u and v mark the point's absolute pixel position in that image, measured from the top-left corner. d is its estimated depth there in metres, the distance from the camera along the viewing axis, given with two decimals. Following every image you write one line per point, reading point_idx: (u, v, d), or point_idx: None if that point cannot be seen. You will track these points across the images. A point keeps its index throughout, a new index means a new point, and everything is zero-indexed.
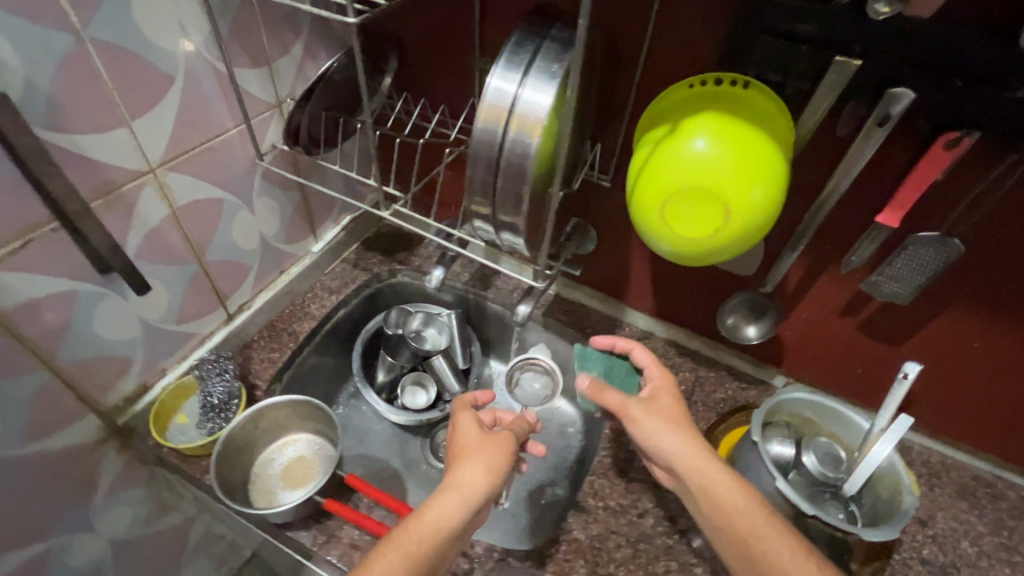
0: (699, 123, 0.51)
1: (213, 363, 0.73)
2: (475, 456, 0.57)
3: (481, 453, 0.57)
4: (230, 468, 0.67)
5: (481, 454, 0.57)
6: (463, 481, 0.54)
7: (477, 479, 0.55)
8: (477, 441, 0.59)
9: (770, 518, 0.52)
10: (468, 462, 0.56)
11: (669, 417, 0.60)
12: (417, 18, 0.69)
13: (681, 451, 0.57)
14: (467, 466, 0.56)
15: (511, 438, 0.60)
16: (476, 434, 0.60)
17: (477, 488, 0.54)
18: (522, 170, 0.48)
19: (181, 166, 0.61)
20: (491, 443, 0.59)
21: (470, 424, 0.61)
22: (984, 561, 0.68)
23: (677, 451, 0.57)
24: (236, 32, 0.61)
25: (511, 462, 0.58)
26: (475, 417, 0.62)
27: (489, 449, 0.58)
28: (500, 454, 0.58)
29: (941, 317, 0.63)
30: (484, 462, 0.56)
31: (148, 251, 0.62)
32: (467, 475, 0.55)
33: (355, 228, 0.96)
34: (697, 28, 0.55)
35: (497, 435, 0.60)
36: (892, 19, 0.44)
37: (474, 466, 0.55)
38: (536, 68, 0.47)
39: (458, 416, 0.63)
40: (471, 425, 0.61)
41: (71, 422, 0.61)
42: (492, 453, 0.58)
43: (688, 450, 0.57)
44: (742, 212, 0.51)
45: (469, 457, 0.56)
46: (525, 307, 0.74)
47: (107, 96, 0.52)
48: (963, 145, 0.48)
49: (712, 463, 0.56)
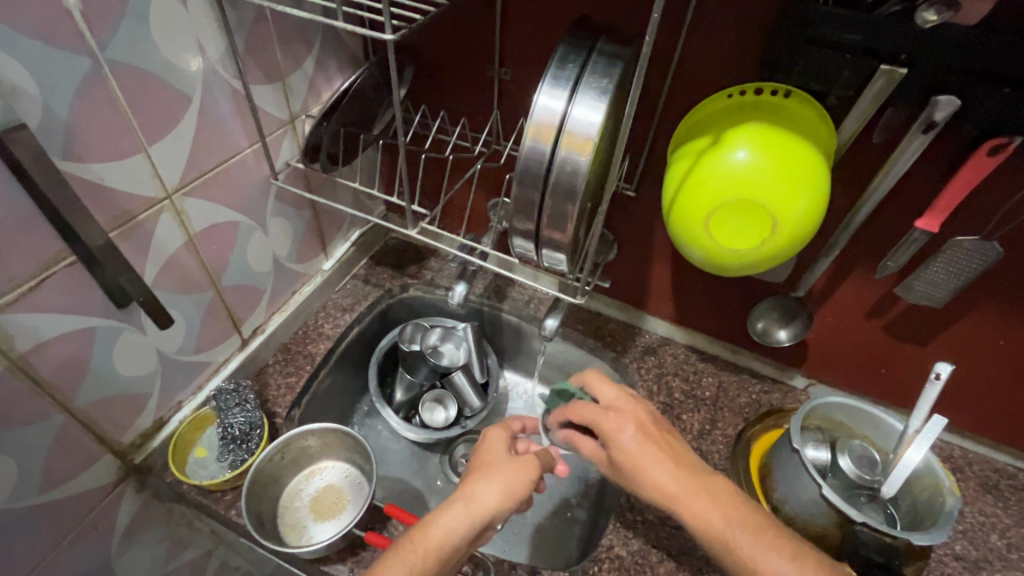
0: (740, 133, 0.50)
1: (231, 393, 0.69)
2: (491, 473, 0.53)
3: (498, 470, 0.54)
4: (259, 503, 0.65)
5: (499, 473, 0.54)
6: (473, 496, 0.51)
7: (488, 496, 0.51)
8: (500, 460, 0.56)
9: (775, 534, 0.48)
10: (483, 478, 0.53)
11: (640, 447, 0.53)
12: (434, 28, 0.67)
13: (666, 479, 0.51)
14: (481, 482, 0.52)
15: (536, 459, 0.56)
16: (501, 455, 0.57)
17: (487, 505, 0.51)
18: (571, 189, 0.47)
19: (197, 191, 0.58)
20: (513, 463, 0.55)
21: (500, 442, 0.59)
22: (1014, 554, 0.68)
23: (663, 480, 0.51)
24: (251, 47, 0.58)
25: (528, 491, 0.54)
26: (506, 437, 0.60)
27: (508, 470, 0.54)
28: (520, 474, 0.54)
29: (975, 317, 0.64)
30: (500, 480, 0.53)
31: (165, 280, 0.59)
32: (480, 490, 0.52)
33: (364, 242, 0.94)
34: (732, 36, 0.54)
35: (524, 456, 0.56)
36: (939, 27, 0.44)
37: (487, 482, 0.52)
38: (584, 84, 0.46)
39: (489, 433, 0.61)
40: (500, 443, 0.59)
41: (88, 464, 0.57)
42: (509, 470, 0.54)
43: (676, 482, 0.51)
44: (788, 222, 0.50)
45: (486, 474, 0.54)
46: (553, 320, 0.73)
47: (125, 121, 0.49)
48: (1010, 150, 0.49)
49: (692, 492, 0.50)
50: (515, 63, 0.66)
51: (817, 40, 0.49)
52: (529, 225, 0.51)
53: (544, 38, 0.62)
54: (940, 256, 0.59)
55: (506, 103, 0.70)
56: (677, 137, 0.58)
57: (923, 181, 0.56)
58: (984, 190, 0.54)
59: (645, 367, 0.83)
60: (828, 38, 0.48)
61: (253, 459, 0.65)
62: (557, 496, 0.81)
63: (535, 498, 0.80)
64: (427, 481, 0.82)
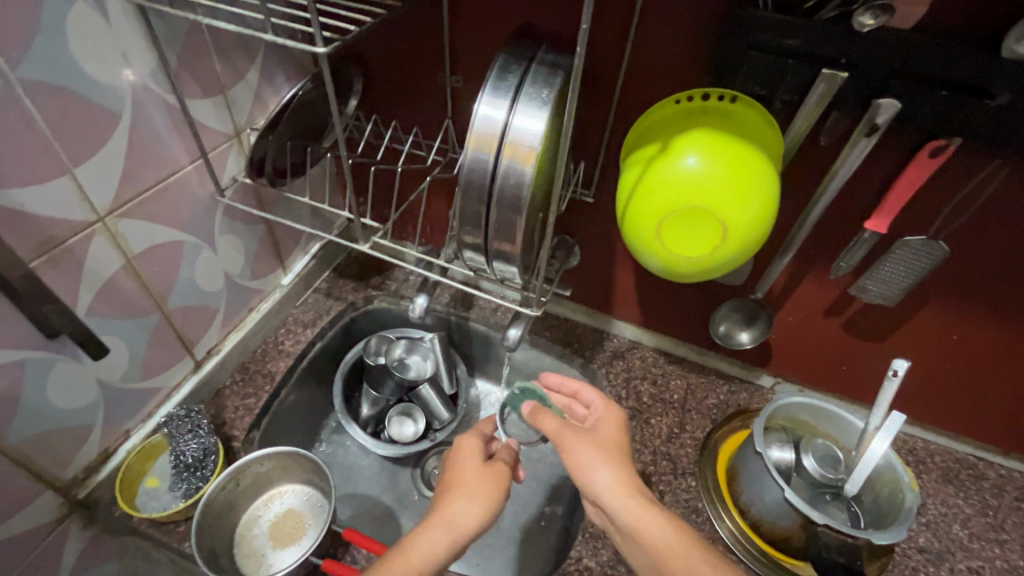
0: (689, 140, 0.50)
1: (182, 419, 0.66)
2: (469, 493, 0.53)
3: (475, 487, 0.53)
4: (214, 534, 0.62)
5: (474, 491, 0.53)
6: (452, 518, 0.50)
7: (469, 516, 0.51)
8: (474, 472, 0.55)
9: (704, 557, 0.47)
10: (461, 497, 0.52)
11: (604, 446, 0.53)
12: (381, 35, 0.65)
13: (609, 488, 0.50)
14: (459, 501, 0.52)
15: (508, 472, 0.56)
16: (475, 465, 0.56)
17: (468, 527, 0.50)
18: (517, 201, 0.46)
19: (134, 212, 0.56)
20: (488, 478, 0.54)
21: (473, 449, 0.58)
22: (975, 543, 0.69)
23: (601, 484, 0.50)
24: (186, 60, 0.56)
25: (501, 503, 0.53)
26: (482, 444, 0.59)
27: (483, 485, 0.53)
28: (495, 487, 0.54)
29: (928, 312, 0.64)
30: (478, 498, 0.52)
31: (102, 306, 0.56)
32: (459, 511, 0.51)
33: (325, 255, 0.91)
34: (677, 42, 0.54)
35: (495, 467, 0.55)
36: (875, 32, 0.44)
37: (465, 502, 0.52)
38: (525, 95, 0.46)
39: (464, 438, 0.59)
40: (474, 452, 0.57)
41: (26, 503, 0.55)
42: (483, 488, 0.53)
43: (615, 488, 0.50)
44: (739, 228, 0.50)
45: (462, 493, 0.52)
46: (516, 330, 0.71)
47: (45, 144, 0.47)
48: (948, 152, 0.50)
49: (628, 498, 0.49)
50: (466, 70, 0.64)
51: (759, 45, 0.48)
52: (478, 238, 0.50)
53: (494, 44, 0.61)
54: (890, 256, 0.60)
55: (460, 111, 0.68)
56: (628, 143, 0.57)
57: (870, 182, 0.56)
58: (930, 189, 0.54)
59: (613, 372, 0.82)
60: (770, 42, 0.48)
61: (205, 488, 0.63)
62: (529, 506, 0.78)
63: (508, 509, 0.78)
64: (397, 496, 0.79)
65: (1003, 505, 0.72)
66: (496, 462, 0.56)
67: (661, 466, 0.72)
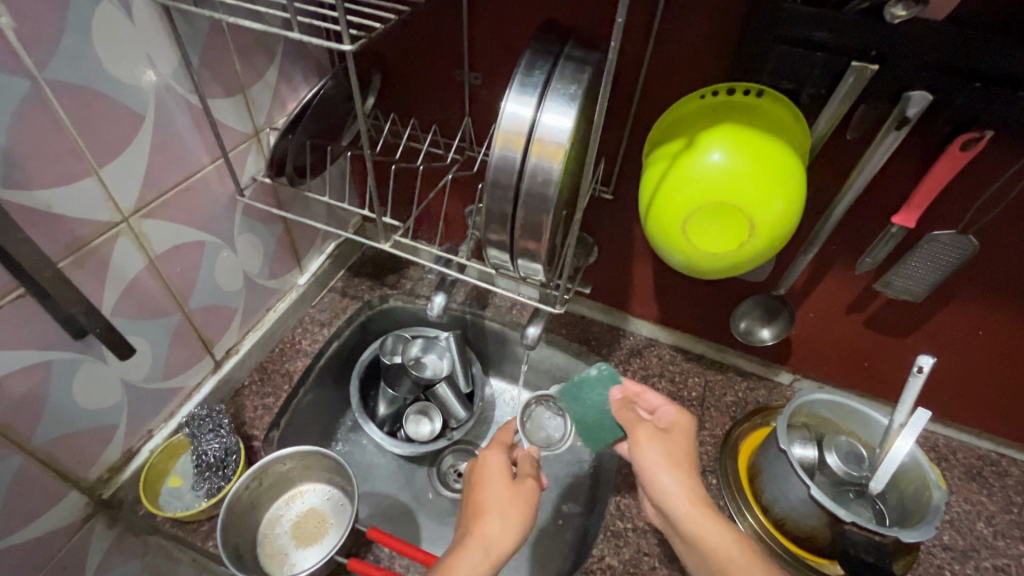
0: (714, 135, 0.50)
1: (204, 418, 0.66)
2: (501, 513, 0.54)
3: (505, 506, 0.54)
4: (237, 533, 0.62)
5: (505, 507, 0.54)
6: (487, 539, 0.51)
7: (503, 537, 0.52)
8: (502, 489, 0.56)
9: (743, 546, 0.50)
10: (494, 518, 0.53)
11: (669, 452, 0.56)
12: (399, 34, 0.65)
13: (676, 496, 0.53)
14: (491, 523, 0.53)
15: (536, 486, 0.58)
16: (503, 483, 0.57)
17: (503, 546, 0.51)
18: (544, 197, 0.45)
19: (157, 212, 0.56)
20: (516, 495, 0.56)
21: (500, 467, 0.59)
22: (1000, 541, 0.68)
23: (666, 488, 0.54)
24: (207, 60, 0.56)
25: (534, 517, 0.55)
26: (506, 458, 0.60)
27: (513, 504, 0.55)
28: (524, 502, 0.55)
29: (954, 307, 0.64)
30: (510, 519, 0.53)
31: (126, 306, 0.56)
32: (493, 534, 0.52)
33: (340, 255, 0.91)
34: (701, 37, 0.53)
35: (523, 484, 0.57)
36: (907, 25, 0.44)
37: (499, 523, 0.53)
38: (552, 91, 0.46)
39: (487, 453, 0.60)
40: (501, 469, 0.58)
41: (53, 503, 0.55)
42: (513, 507, 0.55)
43: (683, 494, 0.53)
44: (766, 223, 0.49)
45: (493, 512, 0.54)
46: (535, 328, 0.70)
47: (72, 146, 0.47)
48: (982, 144, 0.49)
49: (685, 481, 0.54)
50: (484, 67, 0.64)
51: (787, 38, 0.48)
52: (504, 236, 0.50)
53: (513, 42, 0.60)
54: (916, 251, 0.59)
55: (478, 108, 0.68)
56: (651, 140, 0.57)
57: (897, 177, 0.56)
58: (962, 182, 0.54)
59: (631, 370, 0.82)
60: (798, 35, 0.47)
61: (229, 486, 0.63)
62: (546, 504, 0.77)
63: None
64: (414, 494, 0.79)
65: None
66: (524, 478, 0.58)
67: None
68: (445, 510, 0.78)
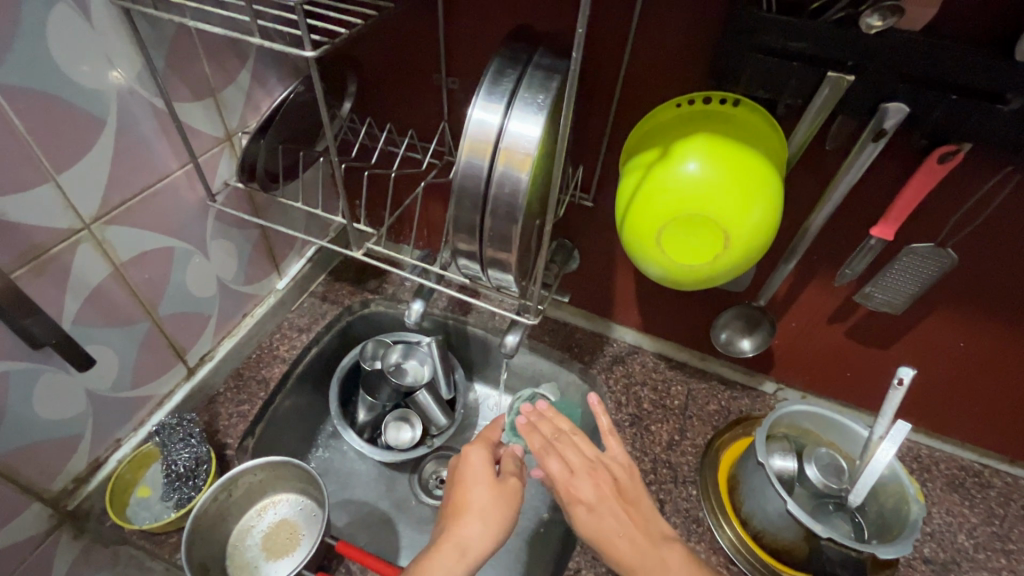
0: (689, 145, 0.49)
1: (174, 427, 0.64)
2: (482, 514, 0.53)
3: (487, 507, 0.54)
4: (205, 545, 0.61)
5: (486, 507, 0.54)
6: (463, 540, 0.51)
7: (481, 538, 0.51)
8: (483, 487, 0.56)
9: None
10: (473, 520, 0.53)
11: (604, 498, 0.55)
12: (374, 38, 0.64)
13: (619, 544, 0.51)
14: (471, 523, 0.52)
15: (519, 486, 0.57)
16: (485, 484, 0.56)
17: (480, 547, 0.51)
18: (512, 208, 0.44)
19: (121, 218, 0.55)
20: (498, 492, 0.55)
21: (482, 464, 0.57)
22: (981, 554, 0.67)
23: (625, 553, 0.51)
24: (174, 63, 0.55)
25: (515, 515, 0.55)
26: (489, 455, 0.59)
27: (494, 504, 0.54)
28: (505, 501, 0.55)
29: (934, 319, 0.63)
30: (490, 521, 0.53)
31: (89, 314, 0.55)
32: (471, 536, 0.51)
33: (322, 259, 0.89)
34: (679, 44, 0.52)
35: (506, 483, 0.56)
36: (882, 35, 0.43)
37: (479, 524, 0.52)
38: (520, 99, 0.45)
39: (470, 450, 0.59)
40: (484, 466, 0.57)
41: (14, 516, 0.54)
42: (494, 504, 0.54)
43: (631, 539, 0.52)
44: (741, 235, 0.48)
45: (473, 514, 0.53)
46: (514, 336, 0.69)
47: (27, 153, 0.46)
48: (959, 157, 0.48)
49: (636, 547, 0.51)
50: (461, 72, 0.63)
51: (761, 47, 0.47)
52: (474, 246, 0.49)
53: (489, 48, 0.59)
54: (896, 263, 0.59)
55: (456, 112, 0.67)
56: (627, 148, 0.56)
57: (875, 188, 0.55)
58: (940, 194, 0.53)
59: (613, 378, 0.81)
60: (775, 43, 0.46)
61: (197, 498, 0.61)
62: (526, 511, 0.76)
63: None
64: (393, 503, 0.78)
65: (1010, 514, 0.71)
66: (507, 478, 0.57)
67: (661, 473, 0.71)
68: (423, 519, 0.76)
